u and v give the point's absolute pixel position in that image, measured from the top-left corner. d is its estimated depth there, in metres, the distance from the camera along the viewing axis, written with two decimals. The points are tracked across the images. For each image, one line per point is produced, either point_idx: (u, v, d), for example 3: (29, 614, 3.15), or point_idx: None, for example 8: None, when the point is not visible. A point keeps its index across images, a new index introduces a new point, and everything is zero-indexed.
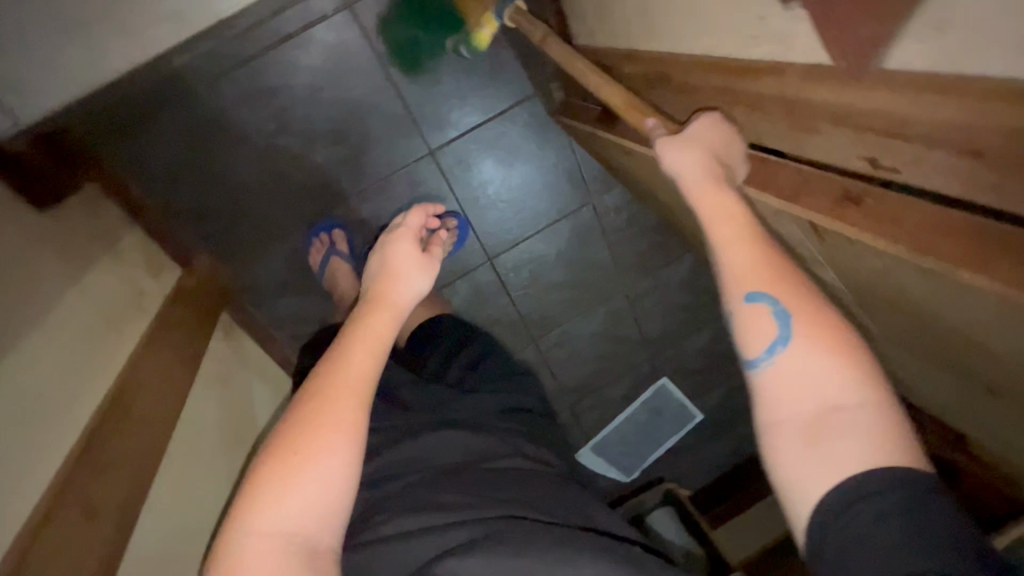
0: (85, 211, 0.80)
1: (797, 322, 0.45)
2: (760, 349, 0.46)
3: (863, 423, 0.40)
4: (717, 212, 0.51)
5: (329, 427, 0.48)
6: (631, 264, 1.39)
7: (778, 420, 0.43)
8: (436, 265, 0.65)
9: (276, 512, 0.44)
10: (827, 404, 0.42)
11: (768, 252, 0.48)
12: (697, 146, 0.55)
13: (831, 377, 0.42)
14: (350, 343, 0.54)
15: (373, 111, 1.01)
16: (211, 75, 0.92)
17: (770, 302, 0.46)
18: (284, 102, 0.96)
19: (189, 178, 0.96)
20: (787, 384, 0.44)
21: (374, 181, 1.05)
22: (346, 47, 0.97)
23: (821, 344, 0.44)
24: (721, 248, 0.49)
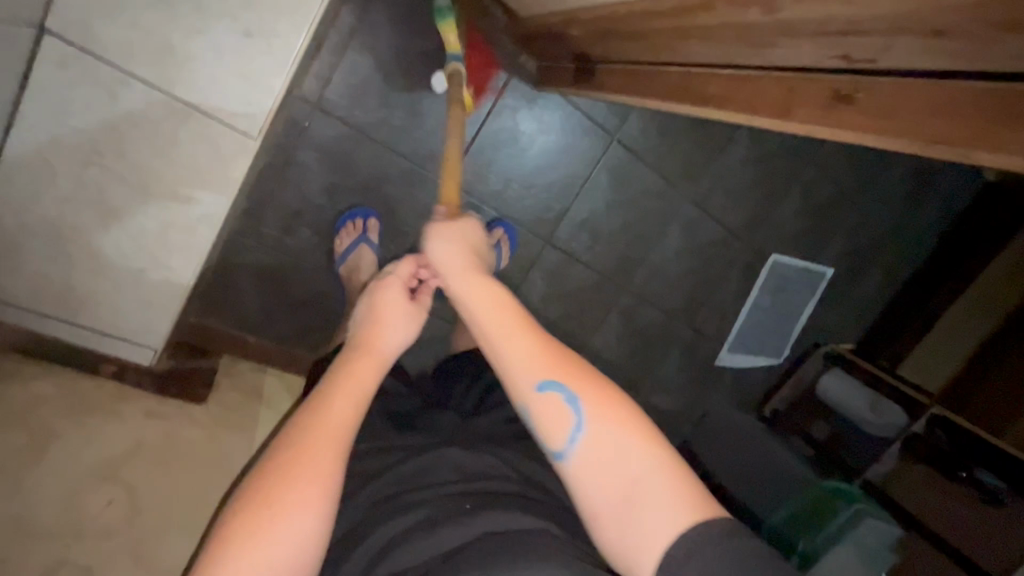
0: (232, 384, 0.93)
1: (583, 407, 0.54)
2: (563, 439, 0.54)
3: (658, 487, 0.49)
4: (494, 307, 0.60)
5: (308, 480, 0.54)
6: (682, 171, 1.36)
7: (596, 496, 0.51)
8: (421, 316, 0.73)
9: (244, 566, 0.49)
10: (631, 474, 0.50)
11: (540, 340, 0.58)
12: (458, 240, 0.67)
13: (622, 446, 0.52)
14: (333, 392, 0.60)
15: (386, 178, 1.08)
16: (249, 227, 1.02)
17: (558, 388, 0.55)
18: (312, 217, 1.05)
19: (283, 311, 1.09)
20: (593, 461, 0.52)
21: (416, 233, 1.13)
22: (335, 141, 1.02)
23: (601, 421, 0.53)
24: (505, 342, 0.58)
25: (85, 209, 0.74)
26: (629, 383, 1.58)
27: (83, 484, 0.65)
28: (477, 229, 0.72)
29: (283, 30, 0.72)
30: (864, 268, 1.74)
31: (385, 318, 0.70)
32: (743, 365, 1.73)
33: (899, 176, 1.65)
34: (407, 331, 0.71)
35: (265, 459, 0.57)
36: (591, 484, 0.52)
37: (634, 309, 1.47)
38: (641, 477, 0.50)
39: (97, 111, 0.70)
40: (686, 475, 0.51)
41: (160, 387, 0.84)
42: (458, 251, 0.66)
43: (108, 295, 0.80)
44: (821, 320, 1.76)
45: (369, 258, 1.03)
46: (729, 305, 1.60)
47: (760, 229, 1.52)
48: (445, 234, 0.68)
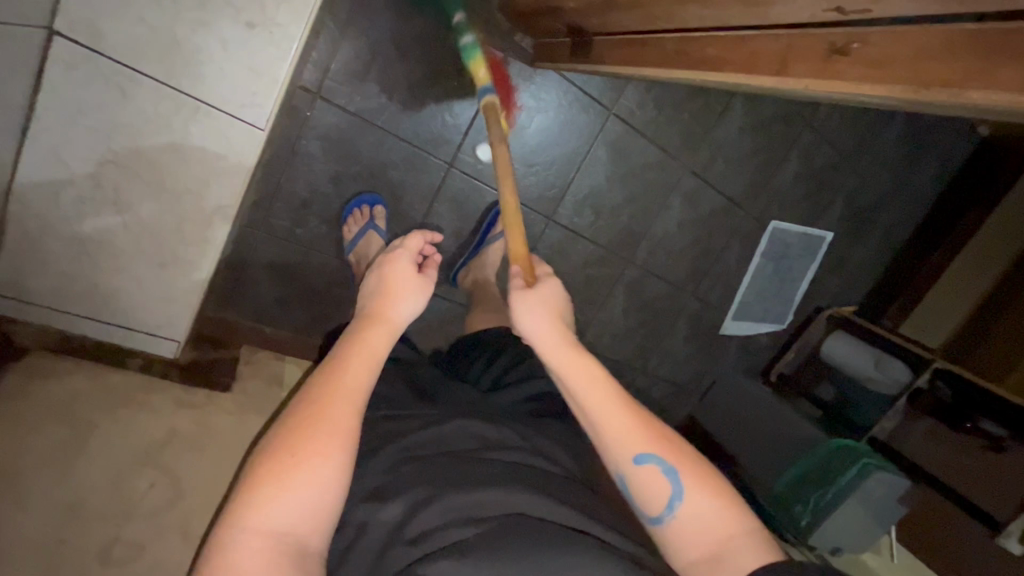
0: (254, 372, 0.96)
1: (681, 476, 0.61)
2: (662, 506, 0.61)
3: (742, 547, 0.58)
4: (589, 383, 0.65)
5: (328, 433, 0.58)
6: (681, 143, 1.37)
7: (691, 557, 0.59)
8: (428, 288, 0.77)
9: (270, 512, 0.53)
10: (717, 535, 0.59)
11: (635, 414, 0.65)
12: (542, 306, 0.71)
13: (716, 512, 0.60)
14: (348, 358, 0.65)
15: (390, 164, 1.09)
16: (260, 219, 1.04)
17: (656, 460, 0.62)
18: (320, 207, 1.07)
19: (297, 301, 1.11)
20: (687, 526, 0.60)
21: (422, 217, 1.15)
22: (340, 129, 1.04)
23: (695, 489, 0.61)
24: (606, 419, 0.64)
25: (102, 207, 0.76)
26: (637, 355, 1.61)
27: (126, 468, 0.69)
28: (559, 296, 0.74)
29: (286, 19, 0.73)
30: (863, 229, 1.77)
31: (394, 291, 0.75)
32: (749, 332, 1.77)
33: (895, 136, 1.66)
34: (417, 304, 0.75)
35: (286, 416, 0.61)
36: (687, 546, 0.59)
37: (638, 282, 1.49)
38: (727, 535, 0.58)
39: (106, 108, 0.71)
40: (764, 541, 0.59)
41: (187, 377, 0.86)
42: (547, 325, 0.70)
43: (127, 291, 0.82)
44: (823, 283, 1.79)
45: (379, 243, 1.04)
46: (733, 273, 1.62)
47: (759, 196, 1.54)
48: (526, 301, 0.70)
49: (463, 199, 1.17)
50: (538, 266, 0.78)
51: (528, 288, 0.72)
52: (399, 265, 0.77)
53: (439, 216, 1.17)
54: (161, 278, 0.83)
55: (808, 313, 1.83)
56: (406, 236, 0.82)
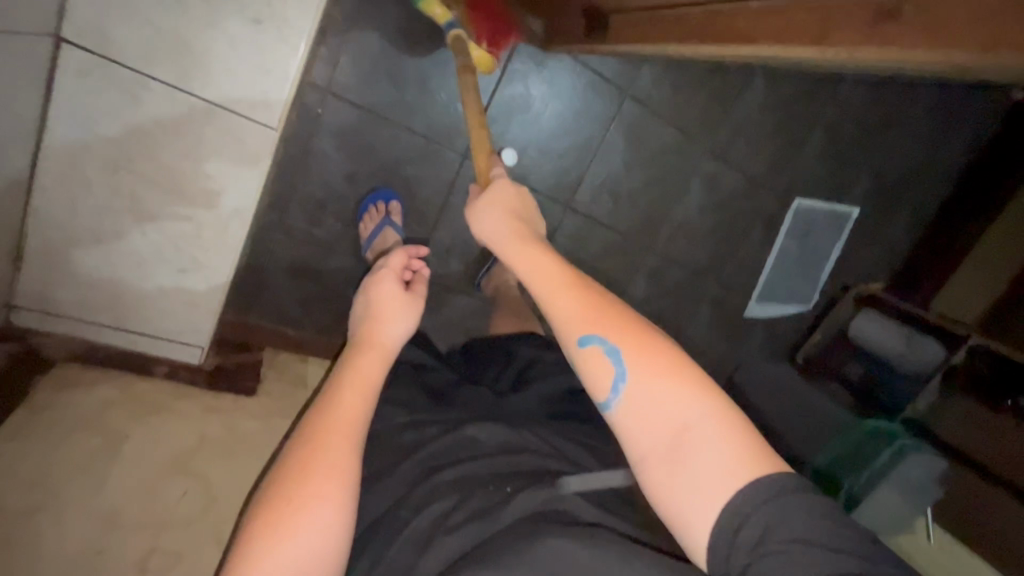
0: (279, 375, 0.96)
1: (626, 357, 0.51)
2: (606, 392, 0.52)
3: (706, 438, 0.48)
4: (535, 270, 0.58)
5: (325, 475, 0.58)
6: (699, 122, 1.32)
7: (644, 454, 0.50)
8: (419, 304, 0.77)
9: (270, 563, 0.52)
10: (676, 423, 0.49)
11: (584, 295, 0.55)
12: (497, 209, 0.64)
13: (672, 400, 0.49)
14: (340, 391, 0.65)
15: (404, 159, 1.07)
16: (276, 221, 1.02)
17: (603, 343, 0.53)
18: (335, 205, 1.05)
19: (317, 301, 1.10)
20: (639, 411, 0.51)
21: (439, 210, 1.14)
22: (351, 125, 1.02)
23: (647, 371, 0.50)
24: (552, 302, 0.56)
25: (120, 216, 0.75)
26: (661, 343, 1.59)
27: (162, 475, 0.69)
28: (521, 196, 0.67)
29: (293, 14, 0.71)
30: (890, 204, 1.71)
31: (379, 317, 0.74)
32: (774, 315, 1.72)
33: (924, 104, 1.59)
34: (407, 325, 0.76)
35: (283, 459, 0.61)
36: (640, 441, 0.51)
37: (659, 267, 1.46)
38: (687, 426, 0.48)
39: (118, 115, 0.70)
40: (737, 431, 0.48)
41: (213, 383, 0.86)
42: (501, 223, 0.63)
43: (147, 299, 0.81)
44: (850, 260, 1.74)
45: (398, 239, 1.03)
46: (756, 255, 1.58)
47: (782, 174, 1.49)
48: (484, 204, 0.65)
49: (479, 190, 1.15)
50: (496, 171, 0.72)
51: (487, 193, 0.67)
52: (383, 287, 0.76)
53: (456, 210, 1.15)
54: (181, 285, 0.82)
55: (834, 292, 1.77)
56: (390, 253, 0.80)
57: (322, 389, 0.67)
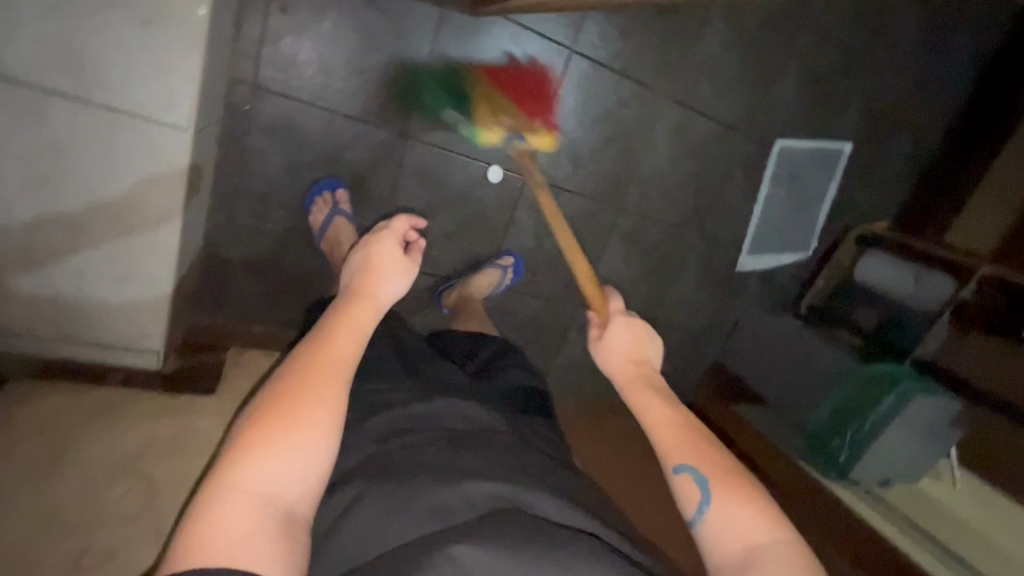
0: (241, 372, 0.98)
1: (713, 488, 0.59)
2: (692, 512, 0.60)
3: (778, 558, 0.54)
4: (644, 407, 0.67)
5: (318, 401, 0.58)
6: (656, 70, 1.26)
7: (718, 565, 0.56)
8: (414, 268, 0.80)
9: (259, 473, 0.52)
10: (750, 540, 0.55)
11: (682, 428, 0.64)
12: (616, 353, 0.73)
13: (747, 523, 0.56)
14: (336, 330, 0.66)
15: (345, 145, 1.07)
16: (224, 221, 1.03)
17: (692, 469, 0.60)
18: (281, 199, 1.06)
19: (278, 296, 1.11)
20: (717, 531, 0.57)
21: (388, 193, 1.13)
22: (284, 116, 1.02)
23: (730, 497, 0.58)
24: (654, 431, 0.65)
25: (49, 232, 0.77)
26: (650, 306, 1.54)
27: (104, 480, 0.75)
28: (649, 340, 0.74)
29: (178, 7, 0.70)
30: (886, 134, 1.59)
31: (380, 273, 0.76)
32: (770, 265, 1.65)
33: (912, 21, 1.47)
34: (402, 285, 0.77)
35: (275, 383, 0.61)
36: (715, 555, 0.57)
37: (635, 228, 1.41)
38: (757, 545, 0.55)
39: (29, 132, 0.72)
40: (807, 559, 0.55)
41: (171, 388, 0.89)
42: (615, 362, 0.73)
43: (93, 311, 0.83)
44: (846, 199, 1.64)
45: (347, 226, 1.04)
46: (740, 205, 1.51)
47: (758, 115, 1.41)
48: (602, 348, 0.75)
49: (426, 168, 1.14)
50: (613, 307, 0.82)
51: (601, 329, 0.76)
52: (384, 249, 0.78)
53: (407, 189, 1.14)
54: (123, 293, 0.84)
55: (835, 236, 1.69)
56: (389, 221, 0.85)
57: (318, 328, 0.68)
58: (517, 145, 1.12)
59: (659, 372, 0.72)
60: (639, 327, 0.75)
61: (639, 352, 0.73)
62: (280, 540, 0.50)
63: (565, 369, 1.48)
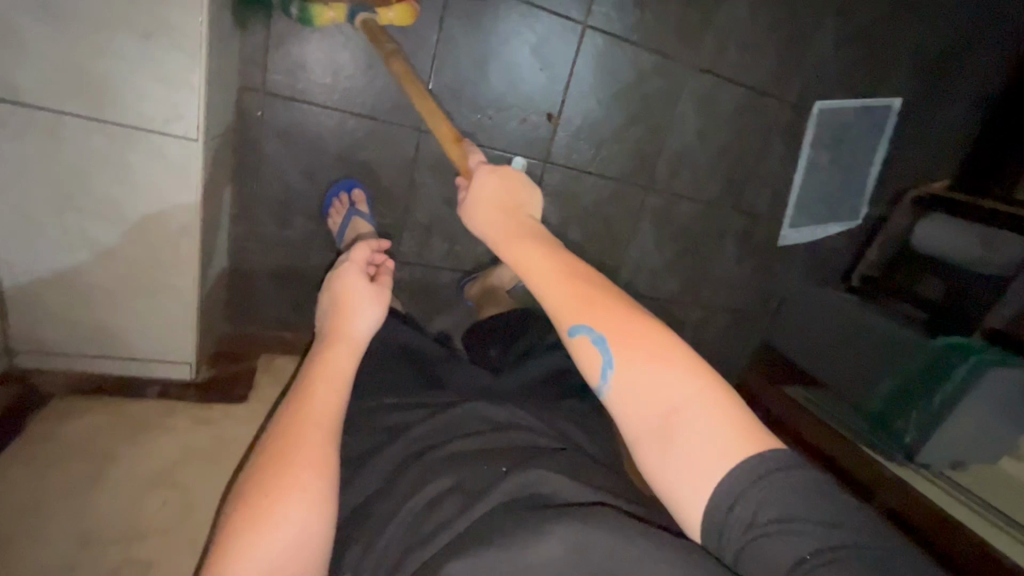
0: (274, 379, 1.00)
1: (615, 349, 0.49)
2: (597, 378, 0.51)
3: (697, 417, 0.45)
4: (528, 262, 0.56)
5: (301, 467, 0.57)
6: (679, 38, 1.19)
7: (636, 434, 0.48)
8: (387, 295, 0.77)
9: (251, 558, 0.51)
10: (665, 399, 0.47)
11: (569, 276, 0.54)
12: (484, 207, 0.64)
13: (663, 380, 0.47)
14: (313, 386, 0.65)
15: (358, 146, 1.06)
16: (246, 232, 1.04)
17: (590, 332, 0.50)
18: (299, 206, 1.06)
19: (305, 303, 1.12)
20: (627, 398, 0.49)
21: (405, 191, 1.11)
22: (296, 122, 1.01)
23: (638, 356, 0.48)
24: (542, 289, 0.54)
25: (78, 253, 0.79)
26: (686, 288, 1.47)
27: (140, 490, 0.77)
28: (523, 189, 0.66)
29: (176, 18, 0.70)
30: (939, 85, 1.46)
31: (348, 309, 0.74)
32: (815, 237, 1.54)
33: None
34: (375, 316, 0.76)
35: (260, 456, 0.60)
36: (629, 422, 0.49)
37: (665, 208, 1.35)
38: (674, 410, 0.46)
39: (48, 155, 0.73)
40: (737, 407, 0.47)
41: (206, 396, 0.92)
42: (490, 219, 0.63)
43: (126, 325, 0.85)
44: (897, 160, 1.52)
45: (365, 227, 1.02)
46: (779, 175, 1.41)
47: (794, 76, 1.31)
48: (469, 209, 0.66)
49: (442, 162, 1.12)
50: (472, 156, 0.73)
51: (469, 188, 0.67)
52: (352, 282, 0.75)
53: (424, 184, 1.12)
54: (154, 307, 0.85)
55: (888, 202, 1.57)
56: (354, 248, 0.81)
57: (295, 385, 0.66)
58: (362, 18, 0.91)
59: (536, 220, 0.64)
60: (512, 178, 0.66)
61: (508, 196, 0.65)
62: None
63: None
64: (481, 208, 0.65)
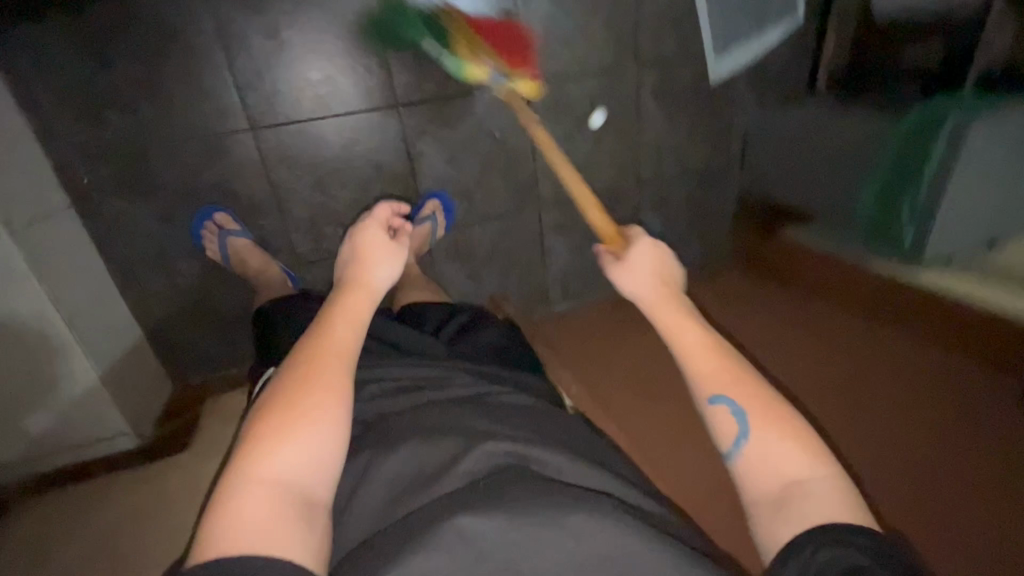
0: (210, 417, 1.06)
1: (755, 421, 0.51)
2: (728, 444, 0.52)
3: (825, 496, 0.46)
4: (681, 335, 0.58)
5: (324, 390, 0.63)
6: None
7: (754, 497, 0.49)
8: (402, 252, 0.86)
9: (274, 462, 0.56)
10: (790, 475, 0.48)
11: (722, 355, 0.56)
12: (635, 283, 0.65)
13: (790, 454, 0.49)
14: (333, 322, 0.72)
15: (201, 169, 1.03)
16: (136, 292, 1.05)
17: (730, 402, 0.52)
18: (173, 249, 1.04)
19: (228, 339, 1.11)
20: (756, 468, 0.49)
21: (270, 192, 1.09)
22: (126, 170, 0.99)
23: (775, 429, 0.50)
24: (682, 355, 0.57)
25: None
26: (622, 171, 1.38)
27: (86, 559, 0.86)
28: (672, 272, 0.67)
29: None
30: None
31: (370, 263, 0.83)
32: (753, 56, 1.32)
33: None
34: (392, 269, 0.83)
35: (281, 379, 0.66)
36: (750, 485, 0.50)
37: (556, 99, 1.23)
38: (802, 480, 0.47)
39: None
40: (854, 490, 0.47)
41: (148, 456, 0.99)
42: (644, 294, 0.64)
43: (49, 421, 0.94)
44: None
45: (245, 245, 1.04)
46: (675, 8, 1.23)
47: None
48: (628, 266, 0.67)
49: (291, 149, 1.08)
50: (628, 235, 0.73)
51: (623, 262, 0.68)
52: (371, 238, 0.84)
53: (289, 180, 1.10)
54: (62, 396, 0.94)
55: None
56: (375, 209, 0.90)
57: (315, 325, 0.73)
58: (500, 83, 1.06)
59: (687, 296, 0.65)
60: (662, 256, 0.68)
61: (666, 273, 0.66)
62: (299, 521, 0.53)
63: (558, 277, 1.38)
64: (639, 281, 0.65)
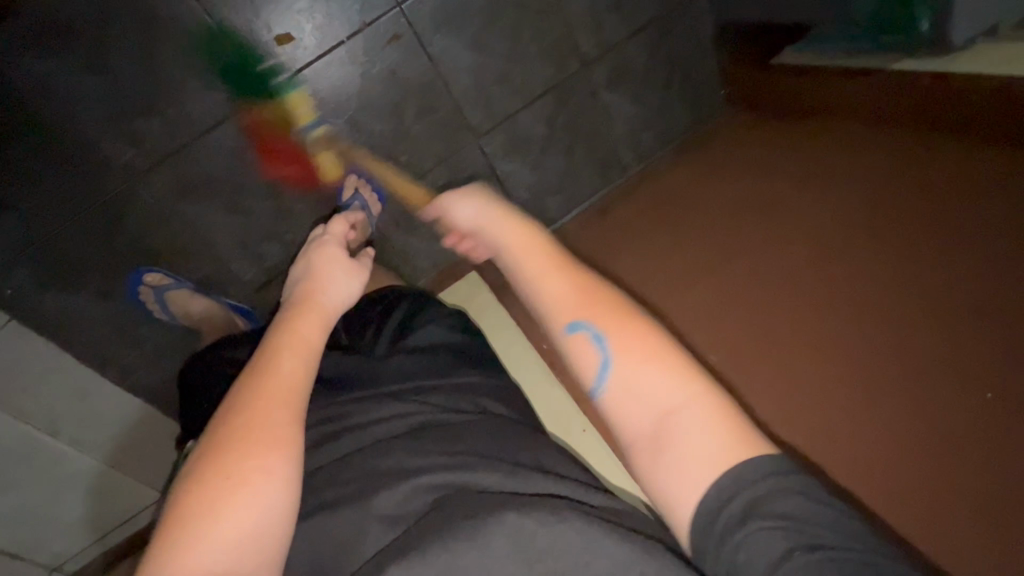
0: None
1: (614, 345, 0.55)
2: (594, 378, 0.56)
3: (689, 422, 0.50)
4: (533, 257, 0.63)
5: (265, 444, 0.53)
6: None
7: (632, 437, 0.53)
8: (362, 272, 0.76)
9: (205, 548, 0.47)
10: (662, 407, 0.51)
11: (576, 279, 0.60)
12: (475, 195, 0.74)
13: (662, 386, 0.52)
14: (277, 353, 0.61)
15: (117, 238, 1.03)
16: (123, 367, 1.11)
17: (588, 327, 0.56)
18: (133, 318, 1.09)
19: None
20: (624, 398, 0.53)
21: (192, 234, 1.07)
22: (52, 268, 1.01)
23: (638, 354, 0.54)
24: (541, 282, 0.61)
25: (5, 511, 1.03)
26: (559, 56, 1.17)
27: None
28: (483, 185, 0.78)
29: None
30: None
31: (323, 279, 0.72)
32: None
33: None
34: (350, 288, 0.73)
35: (214, 431, 0.56)
36: (628, 424, 0.53)
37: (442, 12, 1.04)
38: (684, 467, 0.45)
39: None
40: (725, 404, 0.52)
41: None
42: (485, 210, 0.71)
43: (94, 511, 1.11)
44: None
45: (181, 292, 1.07)
46: None
47: None
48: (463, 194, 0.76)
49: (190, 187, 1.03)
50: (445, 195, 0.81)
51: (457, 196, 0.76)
52: (327, 255, 0.75)
53: (202, 215, 1.06)
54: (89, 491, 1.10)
55: None
56: (329, 226, 0.81)
57: (257, 355, 0.62)
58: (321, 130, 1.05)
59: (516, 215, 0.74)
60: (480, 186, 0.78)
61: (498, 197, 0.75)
62: None
63: None
64: (484, 214, 0.71)
